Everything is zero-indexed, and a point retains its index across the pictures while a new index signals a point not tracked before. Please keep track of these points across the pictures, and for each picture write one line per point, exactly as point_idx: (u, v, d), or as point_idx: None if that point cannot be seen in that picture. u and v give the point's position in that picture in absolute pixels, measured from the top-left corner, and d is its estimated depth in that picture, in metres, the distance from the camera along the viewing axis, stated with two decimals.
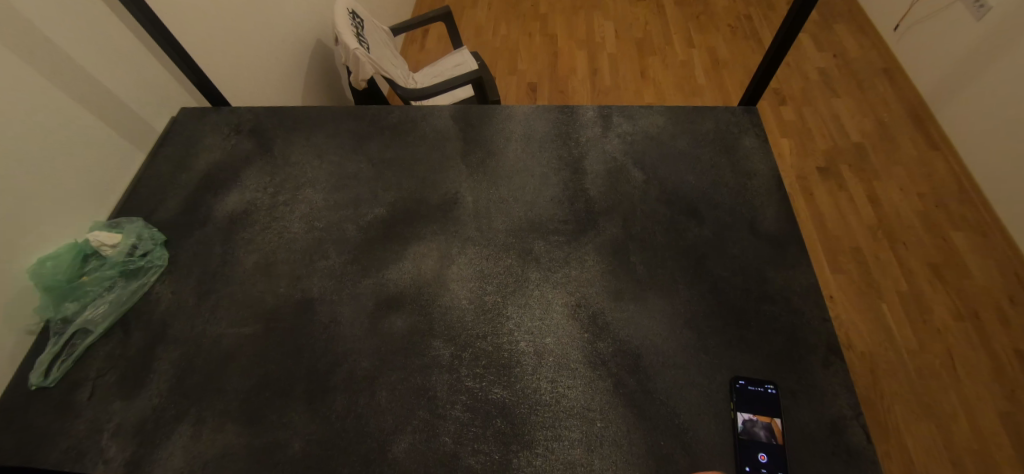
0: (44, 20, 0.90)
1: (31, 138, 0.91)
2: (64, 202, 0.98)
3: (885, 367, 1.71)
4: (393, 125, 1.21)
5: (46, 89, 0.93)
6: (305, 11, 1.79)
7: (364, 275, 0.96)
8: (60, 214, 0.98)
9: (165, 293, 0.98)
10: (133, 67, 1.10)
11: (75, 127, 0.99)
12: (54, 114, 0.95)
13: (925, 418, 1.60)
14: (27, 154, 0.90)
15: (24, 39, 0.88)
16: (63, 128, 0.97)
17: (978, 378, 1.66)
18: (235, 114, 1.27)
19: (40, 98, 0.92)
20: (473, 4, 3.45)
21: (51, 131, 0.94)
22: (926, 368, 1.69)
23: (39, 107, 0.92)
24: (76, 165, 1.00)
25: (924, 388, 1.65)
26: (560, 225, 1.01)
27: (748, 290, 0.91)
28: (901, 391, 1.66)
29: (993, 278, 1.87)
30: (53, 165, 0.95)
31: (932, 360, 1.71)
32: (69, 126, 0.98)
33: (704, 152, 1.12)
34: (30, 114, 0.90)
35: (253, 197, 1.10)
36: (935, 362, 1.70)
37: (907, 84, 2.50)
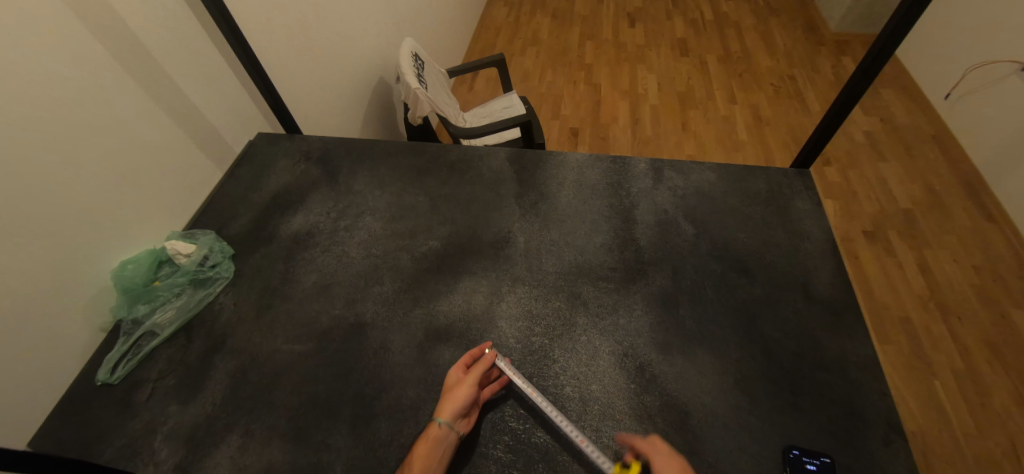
0: (150, 42, 1.01)
1: (127, 146, 1.00)
2: (148, 208, 1.06)
3: (939, 450, 1.62)
4: (451, 162, 1.26)
5: (144, 102, 1.03)
6: (373, 51, 1.93)
7: (416, 304, 0.99)
8: (143, 219, 1.06)
9: (227, 304, 1.03)
10: (221, 91, 1.21)
11: (165, 139, 1.08)
12: (148, 126, 1.04)
13: None
14: (121, 161, 0.99)
15: (131, 55, 0.98)
16: (154, 139, 1.06)
17: None
18: (306, 143, 1.35)
19: (139, 110, 1.02)
20: (521, 51, 3.62)
21: (143, 140, 1.03)
22: (986, 455, 1.59)
23: (136, 118, 1.01)
24: (163, 174, 1.09)
25: None
26: (610, 272, 1.02)
27: (801, 355, 0.90)
28: None
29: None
30: (142, 172, 1.04)
31: (992, 447, 1.61)
32: (159, 137, 1.07)
33: (756, 211, 1.13)
34: (129, 123, 1.00)
35: (316, 221, 1.16)
36: (996, 450, 1.60)
37: (959, 152, 2.45)
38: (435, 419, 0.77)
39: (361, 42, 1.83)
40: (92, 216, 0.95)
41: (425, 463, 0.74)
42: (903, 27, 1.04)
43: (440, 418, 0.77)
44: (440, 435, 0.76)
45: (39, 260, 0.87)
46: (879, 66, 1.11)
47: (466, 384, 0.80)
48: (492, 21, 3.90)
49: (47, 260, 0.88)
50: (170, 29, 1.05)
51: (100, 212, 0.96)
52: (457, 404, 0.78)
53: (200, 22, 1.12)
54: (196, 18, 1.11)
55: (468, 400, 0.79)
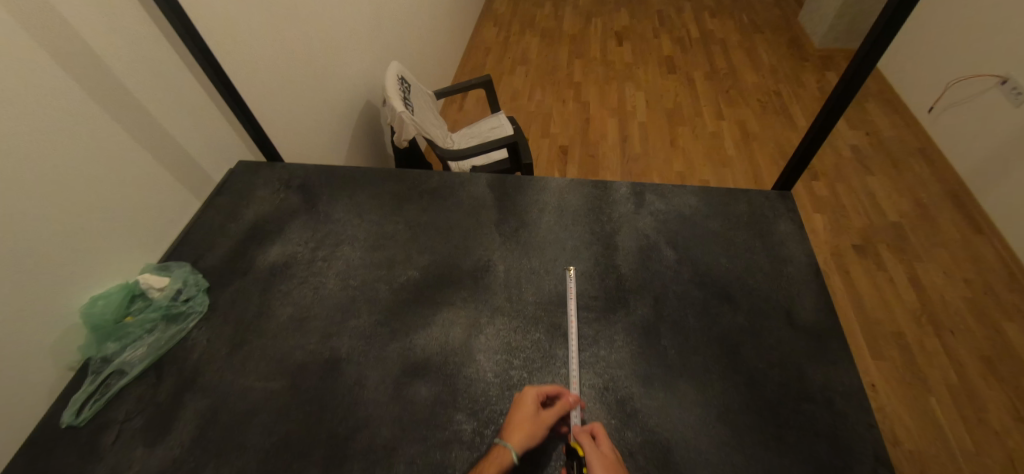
0: (121, 70, 1.00)
1: (96, 178, 0.98)
2: (118, 240, 1.04)
3: (936, 467, 1.60)
4: (432, 189, 1.25)
5: (115, 131, 1.01)
6: (359, 75, 1.94)
7: (392, 338, 0.97)
8: (113, 252, 1.03)
9: (200, 340, 1.00)
10: (198, 119, 1.20)
11: (137, 169, 1.06)
12: (119, 156, 1.02)
13: None
14: (90, 193, 0.97)
15: (101, 84, 0.97)
16: (126, 168, 1.04)
17: None
18: (287, 170, 1.34)
19: (110, 139, 1.00)
20: (511, 70, 3.65)
21: (114, 170, 1.01)
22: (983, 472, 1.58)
23: (106, 147, 0.99)
24: (134, 205, 1.07)
25: None
26: (590, 301, 1.01)
27: (785, 386, 0.89)
28: None
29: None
30: (113, 203, 1.02)
31: (989, 463, 1.60)
32: (131, 167, 1.05)
33: (738, 235, 1.12)
34: (99, 152, 0.98)
35: (294, 251, 1.14)
36: (993, 466, 1.59)
37: (945, 165, 2.48)
38: (501, 442, 0.78)
39: (347, 66, 1.83)
40: (59, 250, 0.92)
41: None
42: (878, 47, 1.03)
43: (508, 443, 0.78)
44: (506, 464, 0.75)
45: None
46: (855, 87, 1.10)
47: (538, 423, 0.80)
48: (481, 41, 3.94)
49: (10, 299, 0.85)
50: (142, 57, 1.04)
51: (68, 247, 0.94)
52: (528, 437, 0.78)
53: (173, 50, 1.11)
54: (169, 46, 1.10)
55: (538, 439, 0.79)
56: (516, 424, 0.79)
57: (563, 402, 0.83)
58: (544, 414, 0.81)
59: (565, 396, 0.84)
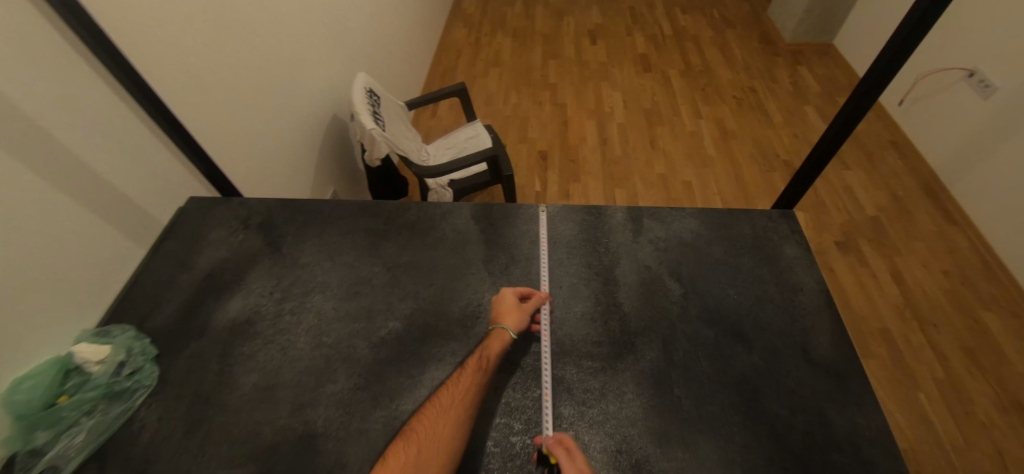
0: (31, 106, 0.84)
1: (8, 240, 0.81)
2: (43, 308, 0.87)
3: (931, 466, 1.59)
4: (410, 223, 1.14)
5: (29, 179, 0.84)
6: (324, 89, 1.79)
7: (375, 405, 0.85)
8: (37, 323, 0.86)
9: (150, 421, 0.86)
10: (136, 155, 1.04)
11: (63, 222, 0.90)
12: (39, 209, 0.86)
13: None
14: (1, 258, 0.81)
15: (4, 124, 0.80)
16: (49, 223, 0.87)
17: None
18: (245, 207, 1.20)
19: (22, 188, 0.83)
20: (484, 73, 3.53)
21: (33, 227, 0.85)
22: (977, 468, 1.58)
23: (18, 200, 0.83)
24: (62, 264, 0.90)
25: None
26: (594, 348, 0.91)
27: (810, 435, 0.82)
28: None
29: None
30: (33, 266, 0.85)
31: (981, 458, 1.60)
32: (56, 220, 0.89)
33: (744, 262, 1.05)
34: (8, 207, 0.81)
35: (257, 304, 1.01)
36: (985, 461, 1.59)
37: (916, 156, 2.49)
38: (498, 326, 0.90)
39: (311, 81, 1.69)
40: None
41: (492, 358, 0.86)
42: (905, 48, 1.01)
43: (506, 326, 0.90)
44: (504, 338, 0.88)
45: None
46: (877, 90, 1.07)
47: (522, 311, 0.92)
48: (451, 43, 3.80)
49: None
50: (59, 89, 0.88)
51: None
52: (518, 319, 0.91)
53: (99, 78, 0.95)
54: (93, 74, 0.94)
55: (525, 321, 0.91)
56: (504, 311, 0.92)
57: (537, 297, 0.96)
58: (525, 305, 0.94)
59: (537, 293, 0.97)
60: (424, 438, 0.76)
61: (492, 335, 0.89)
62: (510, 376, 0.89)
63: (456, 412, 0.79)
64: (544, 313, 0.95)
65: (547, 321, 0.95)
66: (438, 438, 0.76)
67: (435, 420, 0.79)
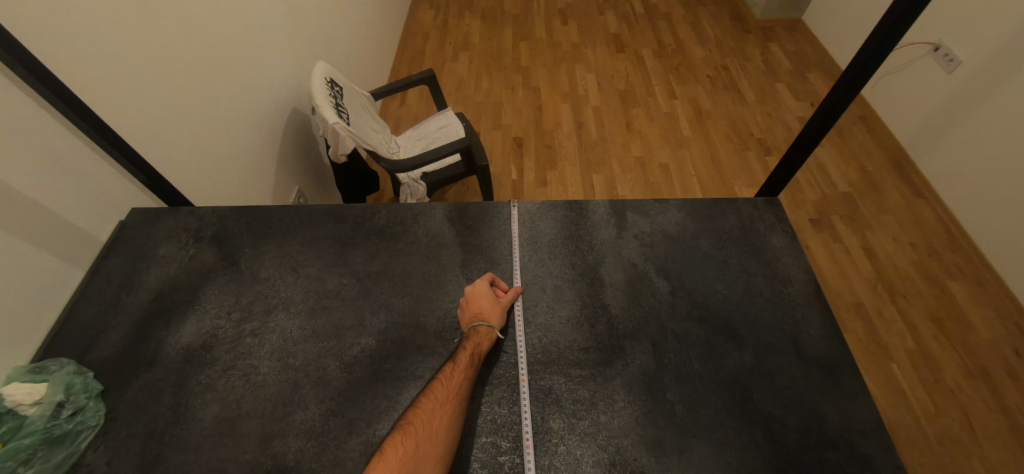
0: None
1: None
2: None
3: (904, 433, 1.64)
4: (380, 228, 1.06)
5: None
6: (280, 81, 1.67)
7: (349, 431, 0.79)
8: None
9: (98, 465, 0.78)
10: (59, 165, 0.91)
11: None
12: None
13: None
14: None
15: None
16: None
17: (996, 439, 1.61)
18: (196, 217, 1.10)
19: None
20: (453, 57, 3.39)
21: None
22: (947, 433, 1.63)
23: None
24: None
25: (950, 457, 1.58)
26: (581, 355, 0.87)
27: (806, 432, 0.79)
28: (922, 458, 1.58)
29: (995, 330, 1.83)
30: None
31: (950, 423, 1.65)
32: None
33: (731, 255, 1.01)
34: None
35: (214, 326, 0.92)
36: (954, 426, 1.64)
37: (884, 131, 2.52)
38: (474, 323, 0.87)
39: (265, 73, 1.56)
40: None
41: (475, 356, 0.84)
42: (889, 42, 0.95)
43: (485, 321, 0.86)
44: (485, 333, 0.85)
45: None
46: (859, 83, 1.02)
47: (500, 304, 0.90)
48: (418, 27, 3.64)
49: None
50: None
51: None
52: (497, 314, 0.88)
53: (3, 77, 0.81)
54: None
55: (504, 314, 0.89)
56: (482, 307, 0.88)
57: (511, 292, 0.93)
58: (501, 299, 0.92)
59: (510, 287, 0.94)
60: (424, 428, 0.75)
61: (473, 333, 0.86)
62: (492, 370, 0.86)
63: (449, 412, 0.77)
64: (516, 304, 0.93)
65: (519, 309, 0.93)
66: (434, 442, 0.74)
67: (429, 422, 0.76)
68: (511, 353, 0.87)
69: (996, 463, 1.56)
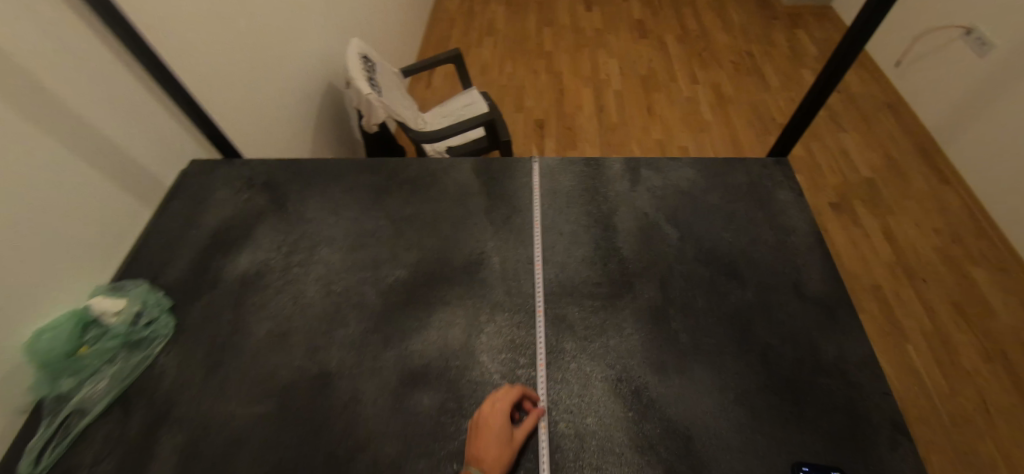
0: (40, 69, 0.84)
1: (8, 197, 0.80)
2: (48, 264, 0.88)
3: (916, 412, 1.66)
4: (412, 179, 1.16)
5: (27, 132, 0.82)
6: (318, 55, 1.78)
7: (386, 345, 0.89)
8: (41, 281, 0.87)
9: (170, 367, 0.90)
10: (131, 110, 1.03)
11: (64, 176, 0.90)
12: (40, 163, 0.85)
13: (960, 464, 1.55)
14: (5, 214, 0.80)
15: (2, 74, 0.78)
16: (49, 179, 0.87)
17: (1010, 420, 1.62)
18: (248, 168, 1.22)
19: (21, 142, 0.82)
20: (478, 42, 3.48)
21: (34, 183, 0.84)
22: (960, 413, 1.65)
23: (20, 153, 0.82)
24: (64, 219, 0.90)
25: (961, 436, 1.60)
26: (594, 289, 0.95)
27: (800, 361, 0.86)
28: (933, 436, 1.61)
29: (1015, 314, 1.84)
30: (37, 224, 0.85)
31: (964, 404, 1.66)
32: (56, 176, 0.88)
33: (738, 207, 1.08)
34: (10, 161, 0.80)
35: (266, 258, 1.04)
36: (968, 407, 1.66)
37: (913, 119, 2.51)
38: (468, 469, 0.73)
39: (304, 46, 1.67)
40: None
41: None
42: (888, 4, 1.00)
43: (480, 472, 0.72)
44: None
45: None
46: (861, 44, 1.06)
47: (506, 445, 0.75)
48: (444, 13, 3.73)
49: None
50: (48, 39, 0.85)
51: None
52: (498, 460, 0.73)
53: (94, 35, 0.94)
54: (86, 28, 0.92)
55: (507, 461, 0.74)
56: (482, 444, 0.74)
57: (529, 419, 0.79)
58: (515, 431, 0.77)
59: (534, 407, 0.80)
60: None
61: None
62: None
63: None
64: (536, 246, 1.02)
65: (538, 249, 1.01)
66: None
67: None
68: (531, 286, 0.96)
69: (1008, 442, 1.58)
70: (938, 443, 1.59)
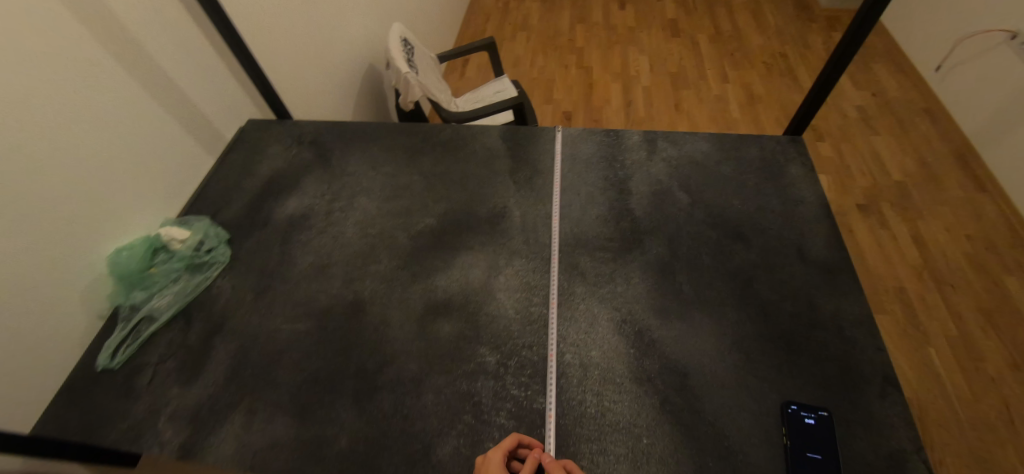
0: (132, 22, 0.98)
1: (97, 128, 0.94)
2: (127, 191, 1.02)
3: (934, 414, 1.64)
4: (445, 142, 1.26)
5: (117, 74, 0.97)
6: (362, 36, 1.92)
7: (413, 280, 0.99)
8: (123, 205, 1.01)
9: (225, 289, 1.02)
10: (203, 67, 1.17)
11: (145, 117, 1.04)
12: (126, 103, 0.99)
13: (976, 467, 1.53)
14: (97, 143, 0.94)
15: (101, 24, 0.93)
16: (132, 117, 1.01)
17: None
18: (298, 128, 1.34)
19: (112, 82, 0.96)
20: (512, 36, 3.59)
21: (120, 120, 0.99)
22: (979, 418, 1.62)
23: (111, 92, 0.96)
24: (143, 155, 1.04)
25: (979, 439, 1.58)
26: (606, 243, 1.03)
27: (797, 315, 0.91)
28: (949, 438, 1.59)
29: None
30: (120, 155, 0.99)
31: (985, 410, 1.64)
32: (138, 116, 1.02)
33: (749, 179, 1.13)
34: (102, 97, 0.94)
35: (311, 203, 1.15)
36: (989, 413, 1.63)
37: (950, 124, 2.46)
38: None
39: (350, 26, 1.81)
40: (74, 209, 0.91)
41: None
42: None
43: None
44: None
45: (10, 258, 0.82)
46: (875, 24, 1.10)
47: None
48: (481, 8, 3.86)
49: (30, 254, 0.85)
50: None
51: (80, 205, 0.92)
52: None
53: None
54: None
55: None
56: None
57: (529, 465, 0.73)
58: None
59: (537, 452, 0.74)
60: None
61: None
62: None
63: None
64: (555, 205, 1.10)
65: (557, 207, 1.09)
66: None
67: None
68: (548, 237, 1.04)
69: None
70: (953, 445, 1.57)
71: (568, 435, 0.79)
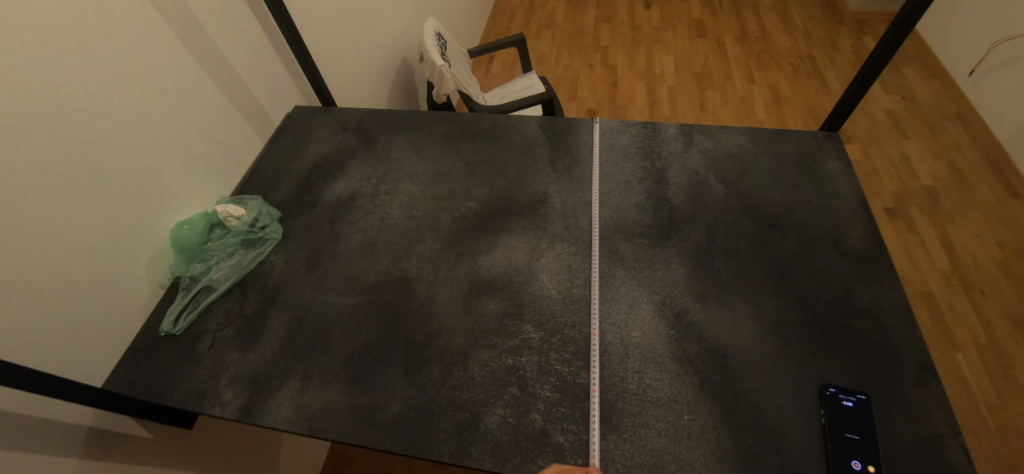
0: (196, 7, 1.04)
1: (163, 106, 1.00)
2: (189, 168, 1.08)
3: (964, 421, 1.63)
4: (485, 130, 1.30)
5: (182, 55, 1.03)
6: (397, 29, 1.97)
7: (457, 260, 1.03)
8: (185, 181, 1.07)
9: (278, 264, 1.07)
10: (256, 55, 1.23)
11: (205, 98, 1.10)
12: (189, 83, 1.06)
13: None
14: (162, 119, 1.00)
15: (168, 7, 0.99)
16: (193, 97, 1.07)
17: None
18: (342, 115, 1.39)
19: (177, 61, 1.02)
20: (537, 35, 3.62)
21: (183, 98, 1.05)
22: (1011, 426, 1.60)
23: (174, 70, 1.02)
24: (203, 135, 1.10)
25: (1010, 447, 1.56)
26: (645, 230, 1.06)
27: (835, 304, 0.93)
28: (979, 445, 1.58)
29: None
30: (183, 133, 1.05)
31: (1017, 418, 1.62)
32: (199, 95, 1.08)
33: (786, 172, 1.15)
34: (168, 74, 1.01)
35: (357, 186, 1.20)
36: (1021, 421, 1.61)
37: (984, 130, 2.42)
38: None
39: (386, 19, 1.86)
40: (141, 181, 0.97)
41: None
42: None
43: None
44: None
45: (86, 223, 0.88)
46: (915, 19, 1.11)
47: None
48: (506, 6, 3.90)
49: (103, 221, 0.91)
50: None
51: (147, 178, 0.98)
52: None
53: None
54: None
55: None
56: None
57: None
58: None
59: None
60: None
61: None
62: None
63: None
64: (593, 194, 1.12)
65: (596, 195, 1.12)
66: None
67: None
68: (589, 223, 1.07)
69: None
70: (983, 451, 1.56)
71: (611, 409, 0.82)
